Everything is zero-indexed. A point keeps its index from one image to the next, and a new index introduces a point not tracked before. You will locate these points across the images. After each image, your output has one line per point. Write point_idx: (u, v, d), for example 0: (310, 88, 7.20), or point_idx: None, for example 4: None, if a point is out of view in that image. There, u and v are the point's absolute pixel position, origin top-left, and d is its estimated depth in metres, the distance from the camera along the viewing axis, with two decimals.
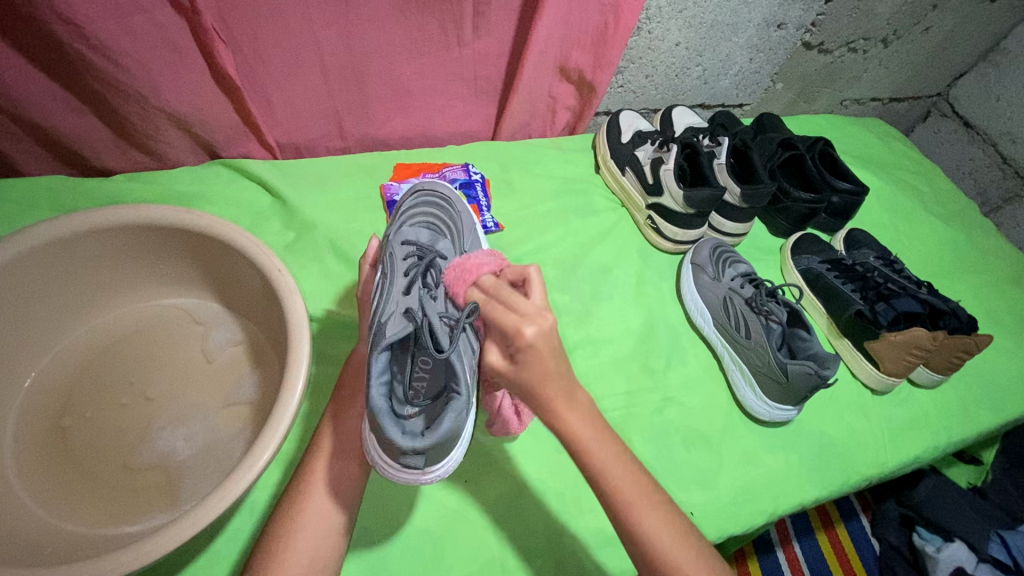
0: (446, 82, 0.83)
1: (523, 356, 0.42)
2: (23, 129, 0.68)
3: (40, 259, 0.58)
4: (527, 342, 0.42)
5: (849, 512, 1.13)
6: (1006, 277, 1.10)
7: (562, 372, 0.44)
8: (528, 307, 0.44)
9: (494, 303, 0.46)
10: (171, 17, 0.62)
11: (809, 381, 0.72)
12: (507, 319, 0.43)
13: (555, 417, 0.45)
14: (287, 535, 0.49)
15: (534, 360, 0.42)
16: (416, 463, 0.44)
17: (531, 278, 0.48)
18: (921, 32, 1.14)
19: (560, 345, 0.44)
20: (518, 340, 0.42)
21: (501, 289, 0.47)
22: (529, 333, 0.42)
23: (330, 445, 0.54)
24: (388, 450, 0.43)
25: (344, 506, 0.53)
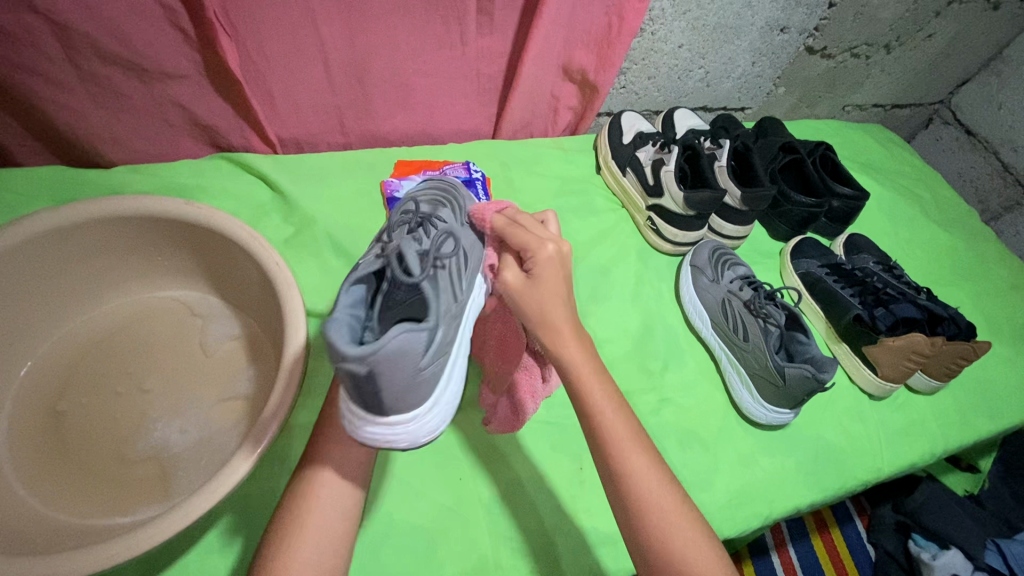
0: (448, 80, 0.83)
1: (537, 269, 0.49)
2: (25, 119, 0.68)
3: (39, 248, 0.58)
4: (545, 256, 0.49)
5: (845, 518, 1.13)
6: (1006, 285, 1.10)
7: (568, 299, 0.51)
8: (543, 234, 0.52)
9: (516, 228, 0.52)
10: (172, 8, 0.62)
11: (807, 385, 0.72)
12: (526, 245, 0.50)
13: (561, 346, 0.51)
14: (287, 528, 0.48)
15: (546, 272, 0.49)
16: (368, 391, 0.41)
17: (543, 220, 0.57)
18: (924, 39, 1.14)
19: (569, 268, 0.51)
20: (537, 254, 0.49)
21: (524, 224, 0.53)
22: (549, 250, 0.50)
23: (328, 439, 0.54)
24: (342, 373, 0.41)
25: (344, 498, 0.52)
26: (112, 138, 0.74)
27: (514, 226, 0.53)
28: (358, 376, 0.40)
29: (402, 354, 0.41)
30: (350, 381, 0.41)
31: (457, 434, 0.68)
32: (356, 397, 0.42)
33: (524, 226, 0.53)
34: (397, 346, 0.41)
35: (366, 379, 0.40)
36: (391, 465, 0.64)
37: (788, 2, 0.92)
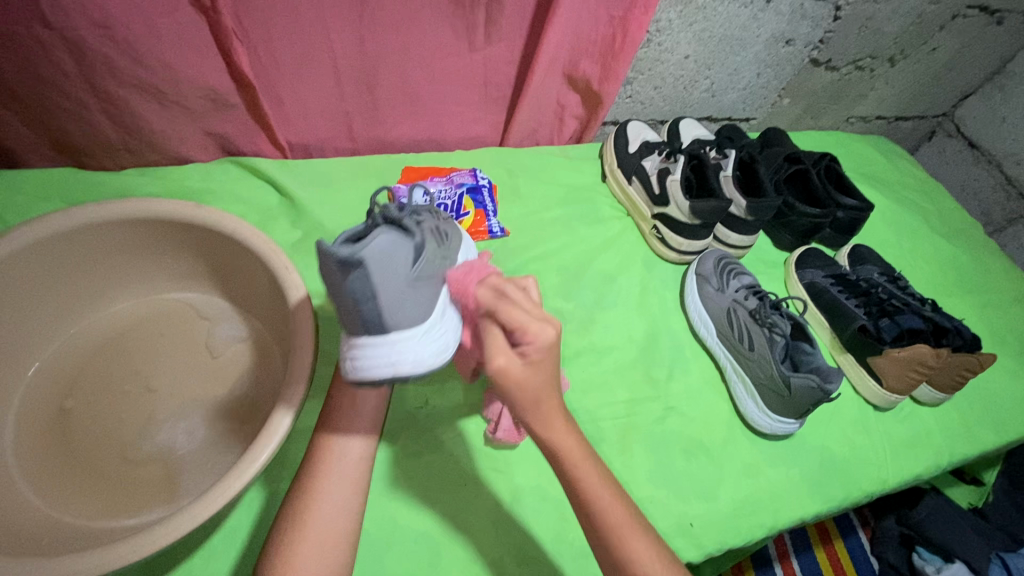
0: (457, 88, 0.84)
1: (534, 355, 0.43)
2: (38, 123, 0.69)
3: (49, 249, 0.58)
4: (542, 343, 0.42)
5: (848, 529, 1.12)
6: (1010, 297, 1.10)
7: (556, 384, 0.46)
8: (533, 313, 0.44)
9: (504, 303, 0.45)
10: (187, 15, 0.63)
11: (812, 395, 0.72)
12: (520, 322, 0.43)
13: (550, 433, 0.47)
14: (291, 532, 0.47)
15: (538, 364, 0.43)
16: (366, 290, 0.42)
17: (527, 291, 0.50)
18: (927, 52, 1.15)
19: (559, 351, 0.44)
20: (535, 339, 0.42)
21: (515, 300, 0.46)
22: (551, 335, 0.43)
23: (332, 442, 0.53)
24: (337, 285, 0.42)
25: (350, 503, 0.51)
26: (123, 141, 0.74)
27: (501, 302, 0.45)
28: (353, 274, 0.41)
29: (386, 255, 0.44)
30: (344, 287, 0.42)
31: (462, 440, 0.68)
32: (354, 308, 0.43)
33: (511, 303, 0.45)
34: (379, 247, 0.43)
35: (360, 275, 0.41)
36: (395, 470, 0.64)
37: (794, 15, 0.93)
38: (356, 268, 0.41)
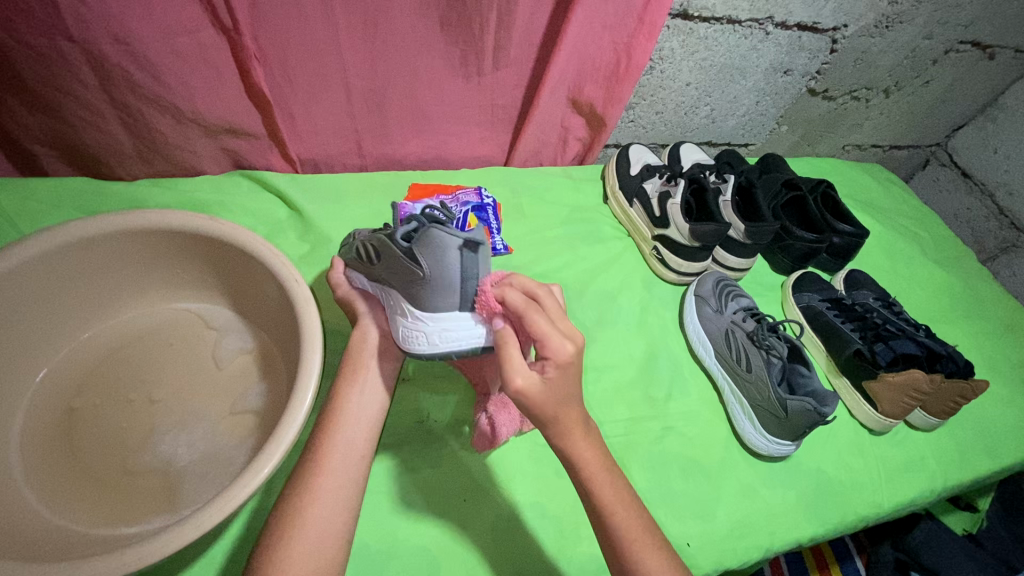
0: (466, 108, 0.86)
1: (552, 370, 0.47)
2: (56, 134, 0.71)
3: (62, 257, 0.59)
4: (561, 357, 0.46)
5: (844, 554, 1.08)
6: (1003, 325, 1.12)
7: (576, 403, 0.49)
8: (557, 331, 0.48)
9: (533, 313, 0.48)
10: (208, 34, 0.65)
11: (808, 418, 0.73)
12: (551, 336, 0.47)
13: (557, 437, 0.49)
14: (289, 535, 0.46)
15: (555, 378, 0.47)
16: (468, 270, 0.54)
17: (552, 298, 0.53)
18: (921, 85, 1.19)
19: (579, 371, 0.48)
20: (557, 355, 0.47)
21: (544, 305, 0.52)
22: (571, 350, 0.47)
23: (336, 450, 0.53)
24: (444, 263, 0.53)
25: (348, 510, 0.50)
26: (137, 153, 0.76)
27: (529, 311, 0.49)
28: (467, 252, 0.54)
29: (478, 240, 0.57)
30: (454, 265, 0.54)
31: (461, 455, 0.69)
32: (457, 285, 0.55)
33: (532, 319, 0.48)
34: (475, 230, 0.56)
35: (470, 255, 0.54)
36: (396, 483, 0.65)
37: (792, 47, 0.96)
38: (468, 250, 0.54)
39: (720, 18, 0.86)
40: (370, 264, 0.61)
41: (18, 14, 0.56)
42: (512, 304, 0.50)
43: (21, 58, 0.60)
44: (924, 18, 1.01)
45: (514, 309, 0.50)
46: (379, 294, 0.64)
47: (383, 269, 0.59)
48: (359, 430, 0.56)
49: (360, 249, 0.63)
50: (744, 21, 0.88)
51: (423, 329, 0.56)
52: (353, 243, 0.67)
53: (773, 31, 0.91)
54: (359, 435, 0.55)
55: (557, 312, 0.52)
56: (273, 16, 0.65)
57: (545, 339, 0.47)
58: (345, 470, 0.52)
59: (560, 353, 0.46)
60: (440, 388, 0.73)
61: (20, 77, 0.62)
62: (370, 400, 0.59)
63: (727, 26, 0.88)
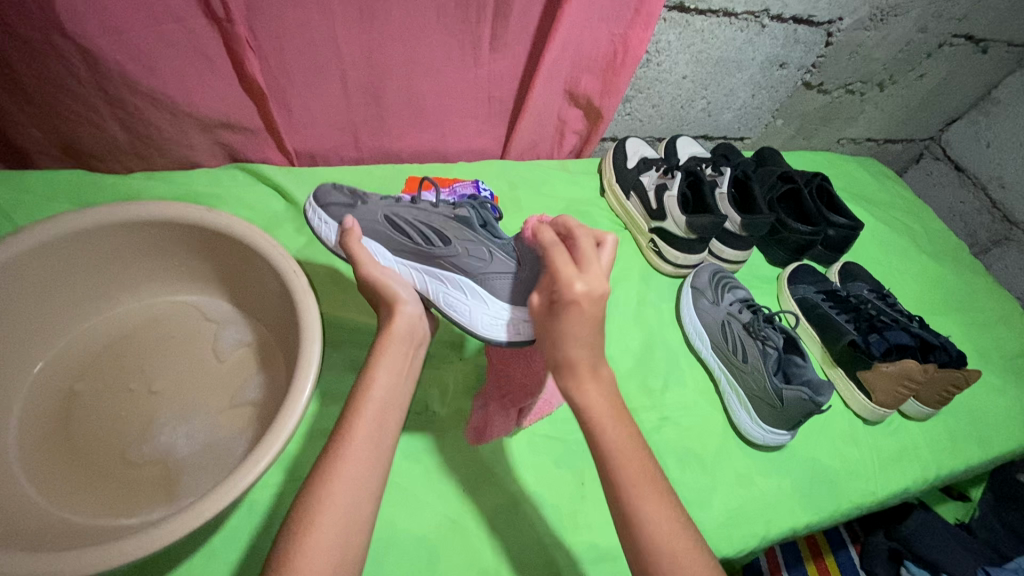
0: (463, 101, 0.86)
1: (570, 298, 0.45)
2: (50, 127, 0.70)
3: (59, 248, 0.59)
4: (572, 295, 0.45)
5: (838, 543, 1.10)
6: (995, 316, 1.13)
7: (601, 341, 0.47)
8: (587, 270, 0.46)
9: (559, 247, 0.48)
10: (203, 26, 0.65)
11: (804, 407, 0.74)
12: (566, 270, 0.46)
13: None
14: (310, 523, 0.42)
15: (572, 311, 0.46)
16: None
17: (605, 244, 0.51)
18: (915, 78, 1.19)
19: (602, 316, 0.46)
20: (565, 289, 0.45)
21: (580, 243, 0.49)
22: (580, 289, 0.45)
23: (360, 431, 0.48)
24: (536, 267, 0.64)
25: (371, 497, 0.46)
26: (132, 146, 0.76)
27: (559, 245, 0.48)
28: None
29: None
30: None
31: (461, 445, 0.69)
32: None
33: (565, 251, 0.48)
34: None
35: None
36: (395, 474, 0.65)
37: (788, 40, 0.97)
38: None
39: (716, 11, 0.86)
40: (430, 245, 0.63)
41: (11, 8, 0.56)
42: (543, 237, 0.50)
43: (14, 52, 0.60)
44: (918, 11, 1.01)
45: (550, 236, 0.50)
46: (417, 276, 0.64)
47: (452, 255, 0.62)
48: (384, 410, 0.50)
49: (410, 228, 0.63)
50: (740, 14, 0.88)
51: (494, 317, 0.60)
52: (380, 216, 0.64)
53: (768, 24, 0.92)
54: (384, 415, 0.50)
55: (597, 256, 0.48)
56: (269, 8, 0.65)
57: (566, 265, 0.46)
58: (368, 453, 0.47)
59: (579, 287, 0.45)
60: (439, 380, 0.74)
61: (13, 70, 0.61)
62: (396, 378, 0.53)
63: (723, 18, 0.88)
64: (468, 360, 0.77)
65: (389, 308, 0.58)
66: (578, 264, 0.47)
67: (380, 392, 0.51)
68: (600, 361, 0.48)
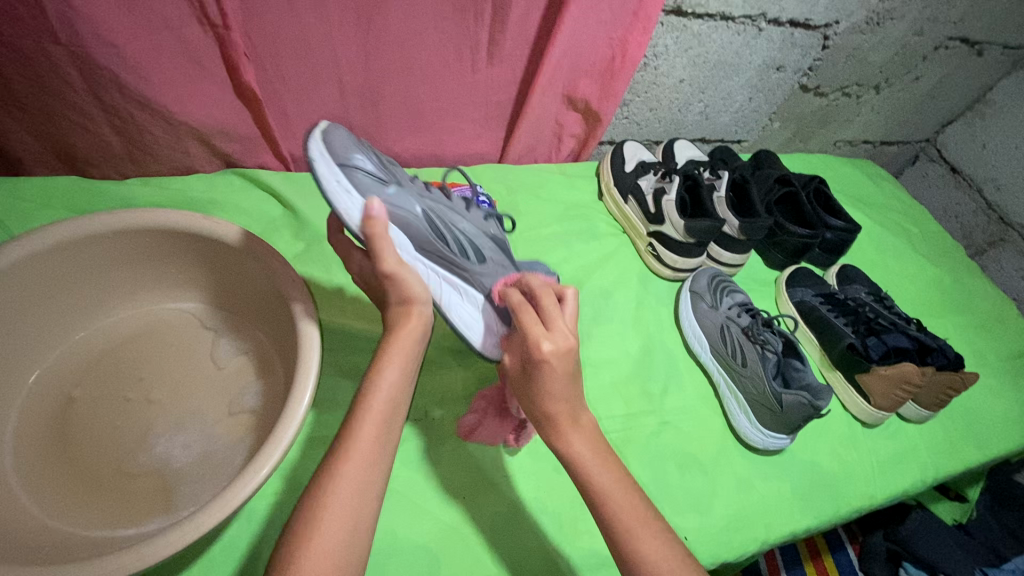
0: (460, 106, 0.86)
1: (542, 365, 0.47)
2: (44, 134, 0.70)
3: (55, 257, 0.59)
4: (543, 357, 0.47)
5: (836, 543, 1.11)
6: (992, 318, 1.14)
7: (575, 389, 0.50)
8: (555, 330, 0.48)
9: (528, 312, 0.50)
10: (197, 33, 0.64)
11: (803, 411, 0.75)
12: (533, 330, 0.48)
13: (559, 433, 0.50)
14: (315, 527, 0.42)
15: (545, 374, 0.48)
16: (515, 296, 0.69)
17: (567, 298, 0.54)
18: (911, 81, 1.20)
19: (574, 368, 0.49)
20: (535, 351, 0.47)
21: (541, 301, 0.51)
22: (546, 349, 0.47)
23: (366, 431, 0.47)
24: None
25: (372, 498, 0.46)
26: (127, 152, 0.75)
27: (530, 310, 0.51)
28: None
29: None
30: None
31: (461, 452, 0.69)
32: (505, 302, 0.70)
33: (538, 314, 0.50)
34: None
35: None
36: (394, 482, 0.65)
37: (785, 43, 0.97)
38: None
39: (714, 14, 0.86)
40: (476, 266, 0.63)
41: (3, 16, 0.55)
42: (513, 301, 0.52)
43: (6, 59, 0.59)
44: (913, 15, 1.02)
45: (519, 300, 0.52)
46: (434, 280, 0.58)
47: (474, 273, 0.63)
48: (390, 409, 0.49)
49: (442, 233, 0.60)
50: (737, 17, 0.88)
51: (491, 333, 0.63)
52: (418, 209, 0.58)
53: (765, 27, 0.92)
54: (389, 418, 0.49)
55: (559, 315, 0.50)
56: (265, 14, 0.64)
57: (536, 330, 0.48)
58: (370, 453, 0.46)
59: (547, 345, 0.47)
60: (439, 386, 0.73)
61: (5, 79, 0.61)
62: (403, 379, 0.50)
63: (720, 22, 0.88)
64: (467, 366, 0.77)
65: (402, 306, 0.53)
66: (545, 321, 0.50)
67: (385, 388, 0.49)
68: (579, 409, 0.51)
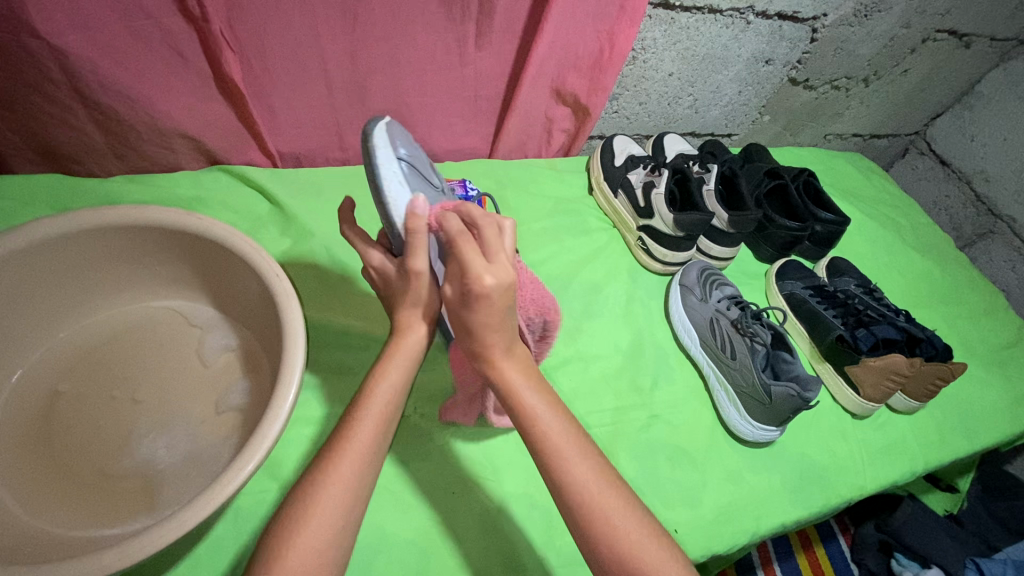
0: (448, 100, 0.85)
1: (487, 295, 0.45)
2: (26, 131, 0.69)
3: (35, 255, 0.58)
4: (483, 290, 0.45)
5: (828, 535, 1.11)
6: (981, 309, 1.14)
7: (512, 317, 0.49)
8: (497, 265, 0.46)
9: (465, 241, 0.46)
10: (177, 25, 0.63)
11: (792, 403, 0.74)
12: (473, 262, 0.45)
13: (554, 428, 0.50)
14: (304, 522, 0.42)
15: (484, 305, 0.46)
16: None
17: (506, 230, 0.50)
18: (899, 74, 1.20)
19: (513, 300, 0.47)
20: (475, 284, 0.45)
21: (481, 230, 0.47)
22: (489, 282, 0.45)
23: (363, 431, 0.47)
24: None
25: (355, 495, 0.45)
26: (112, 148, 0.74)
27: (467, 239, 0.46)
28: None
29: None
30: None
31: (450, 446, 0.69)
32: None
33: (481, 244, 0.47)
34: None
35: None
36: (382, 479, 0.64)
37: (773, 36, 0.97)
38: None
39: (702, 7, 0.86)
40: None
41: None
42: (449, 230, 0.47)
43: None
44: (901, 7, 1.02)
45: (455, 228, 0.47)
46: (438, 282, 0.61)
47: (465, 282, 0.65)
48: (389, 413, 0.49)
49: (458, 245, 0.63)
50: (725, 11, 0.88)
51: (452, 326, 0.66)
52: None
53: (753, 21, 0.92)
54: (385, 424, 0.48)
55: (495, 239, 0.47)
56: (248, 9, 0.64)
57: (482, 260, 0.46)
58: (367, 452, 0.46)
59: (492, 278, 0.45)
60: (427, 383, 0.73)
61: None
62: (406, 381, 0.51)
63: (708, 15, 0.88)
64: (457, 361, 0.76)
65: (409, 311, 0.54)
66: (483, 251, 0.47)
67: (388, 388, 0.49)
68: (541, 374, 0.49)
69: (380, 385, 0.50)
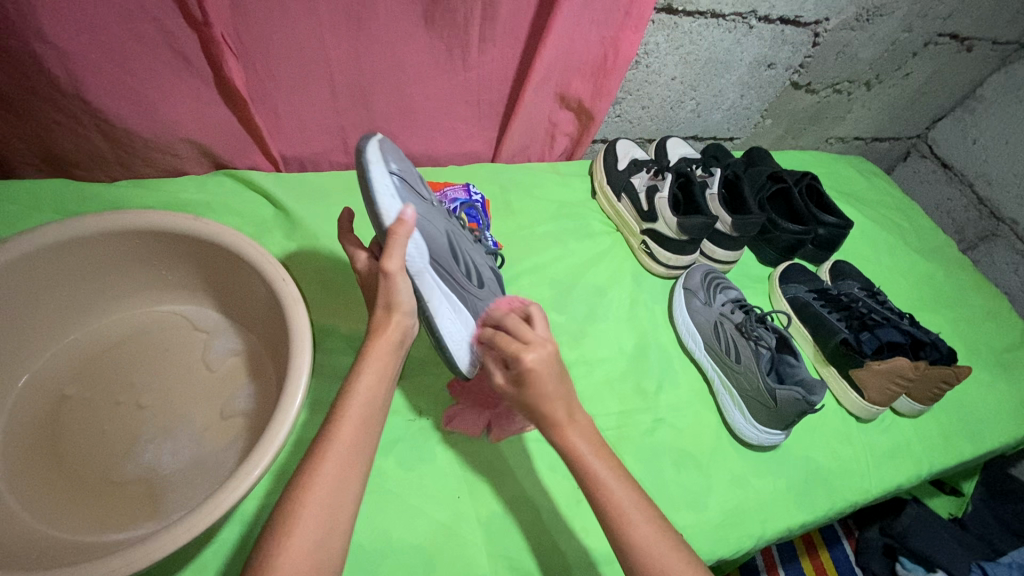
0: (452, 105, 0.86)
1: (534, 370, 0.49)
2: (32, 136, 0.69)
3: (42, 260, 0.58)
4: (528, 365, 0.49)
5: (833, 540, 1.11)
6: (984, 312, 1.14)
7: (566, 386, 0.51)
8: (529, 340, 0.51)
9: (501, 335, 0.53)
10: (184, 28, 0.63)
11: (797, 406, 0.74)
12: (512, 347, 0.51)
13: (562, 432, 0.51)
14: (296, 528, 0.42)
15: (537, 380, 0.49)
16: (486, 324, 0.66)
17: (534, 317, 0.56)
18: (901, 77, 1.20)
19: (559, 367, 0.51)
20: (521, 361, 0.49)
21: (509, 325, 0.54)
22: (530, 357, 0.49)
23: (344, 433, 0.48)
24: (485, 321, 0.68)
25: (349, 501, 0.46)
26: (117, 153, 0.75)
27: (503, 334, 0.53)
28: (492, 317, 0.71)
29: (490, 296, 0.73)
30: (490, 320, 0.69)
31: (455, 450, 0.69)
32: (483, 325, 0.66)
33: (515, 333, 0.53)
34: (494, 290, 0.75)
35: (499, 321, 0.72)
36: (388, 483, 0.64)
37: (775, 40, 0.97)
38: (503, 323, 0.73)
39: (704, 12, 0.87)
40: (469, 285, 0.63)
41: None
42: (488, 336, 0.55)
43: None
44: (902, 11, 1.03)
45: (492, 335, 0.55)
46: (438, 293, 0.59)
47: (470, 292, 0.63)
48: (369, 414, 0.50)
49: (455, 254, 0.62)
50: (728, 15, 0.89)
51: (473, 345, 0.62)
52: (442, 230, 0.62)
53: (756, 25, 0.92)
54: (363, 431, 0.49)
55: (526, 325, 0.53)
56: (253, 14, 0.64)
57: (517, 343, 0.51)
58: (349, 454, 0.47)
59: (532, 354, 0.49)
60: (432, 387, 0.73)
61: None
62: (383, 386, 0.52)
63: (711, 19, 0.88)
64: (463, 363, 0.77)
65: (385, 311, 0.55)
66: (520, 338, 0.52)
67: (363, 395, 0.50)
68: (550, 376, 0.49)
69: (356, 391, 0.50)
